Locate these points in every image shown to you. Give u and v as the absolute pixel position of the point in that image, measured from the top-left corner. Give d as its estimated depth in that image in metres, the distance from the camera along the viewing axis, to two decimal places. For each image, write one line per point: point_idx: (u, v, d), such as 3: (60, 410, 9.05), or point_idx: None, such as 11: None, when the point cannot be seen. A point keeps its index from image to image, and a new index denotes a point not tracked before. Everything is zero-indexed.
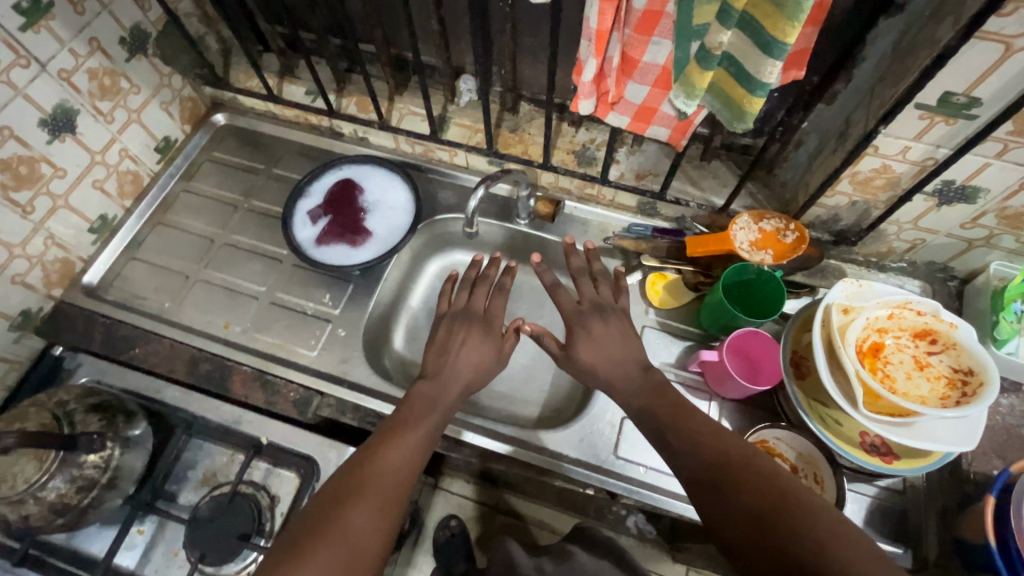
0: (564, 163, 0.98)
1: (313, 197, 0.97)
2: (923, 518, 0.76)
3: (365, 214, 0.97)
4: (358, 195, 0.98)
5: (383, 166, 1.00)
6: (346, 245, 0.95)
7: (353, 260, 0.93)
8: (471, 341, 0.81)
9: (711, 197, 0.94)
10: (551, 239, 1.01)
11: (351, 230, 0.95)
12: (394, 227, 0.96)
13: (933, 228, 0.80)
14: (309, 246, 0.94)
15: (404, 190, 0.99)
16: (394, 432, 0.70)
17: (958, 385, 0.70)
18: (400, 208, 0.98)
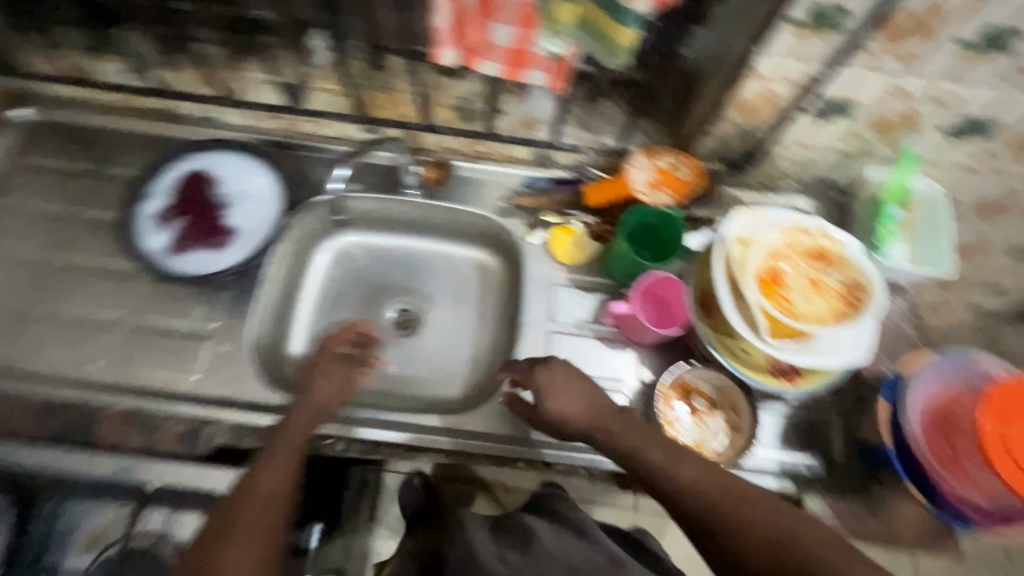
0: (448, 121, 0.90)
1: (157, 196, 0.86)
2: (831, 426, 0.79)
3: (223, 210, 0.87)
4: (211, 188, 0.88)
5: (235, 152, 0.90)
6: (206, 249, 0.85)
7: (216, 265, 0.83)
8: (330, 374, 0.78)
9: (604, 139, 0.89)
10: (449, 206, 0.92)
11: (209, 232, 0.85)
12: (260, 219, 0.87)
13: (816, 146, 0.81)
14: (161, 257, 0.83)
15: (267, 175, 0.89)
16: (271, 448, 0.66)
17: (850, 299, 0.73)
18: (263, 197, 0.88)
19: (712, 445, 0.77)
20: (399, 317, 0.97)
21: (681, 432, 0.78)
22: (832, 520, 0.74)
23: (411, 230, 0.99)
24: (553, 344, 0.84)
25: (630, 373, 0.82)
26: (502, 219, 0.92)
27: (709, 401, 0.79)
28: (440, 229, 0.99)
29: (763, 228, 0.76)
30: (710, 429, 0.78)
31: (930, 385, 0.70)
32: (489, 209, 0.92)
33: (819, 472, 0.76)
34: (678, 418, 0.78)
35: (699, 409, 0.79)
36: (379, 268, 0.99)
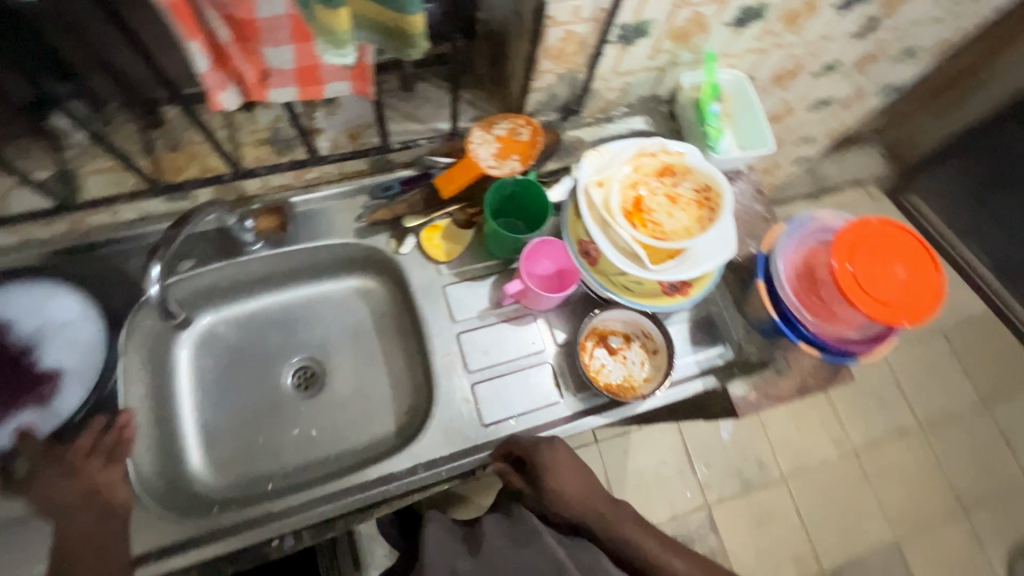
0: (261, 159, 0.79)
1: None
2: (728, 316, 0.86)
3: (33, 354, 0.72)
4: (6, 334, 0.72)
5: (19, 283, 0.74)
6: (30, 407, 0.70)
7: (50, 421, 0.69)
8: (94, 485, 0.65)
9: (435, 124, 0.85)
10: (302, 247, 0.84)
11: (23, 386, 0.70)
12: (84, 348, 0.73)
13: (630, 69, 0.83)
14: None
15: (73, 296, 0.75)
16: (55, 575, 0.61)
17: (705, 203, 0.78)
18: (77, 322, 0.74)
19: (638, 375, 0.82)
20: (299, 378, 0.90)
21: (610, 374, 0.81)
22: (754, 395, 0.81)
23: (273, 285, 0.90)
24: (465, 345, 0.82)
25: (546, 340, 0.83)
26: (365, 240, 0.85)
27: (624, 336, 0.84)
28: (302, 273, 0.90)
29: (612, 164, 0.78)
30: (633, 362, 0.82)
31: (790, 253, 0.77)
32: (348, 234, 0.85)
33: (730, 356, 0.84)
34: (604, 364, 0.82)
35: (617, 347, 0.83)
36: (255, 338, 0.90)
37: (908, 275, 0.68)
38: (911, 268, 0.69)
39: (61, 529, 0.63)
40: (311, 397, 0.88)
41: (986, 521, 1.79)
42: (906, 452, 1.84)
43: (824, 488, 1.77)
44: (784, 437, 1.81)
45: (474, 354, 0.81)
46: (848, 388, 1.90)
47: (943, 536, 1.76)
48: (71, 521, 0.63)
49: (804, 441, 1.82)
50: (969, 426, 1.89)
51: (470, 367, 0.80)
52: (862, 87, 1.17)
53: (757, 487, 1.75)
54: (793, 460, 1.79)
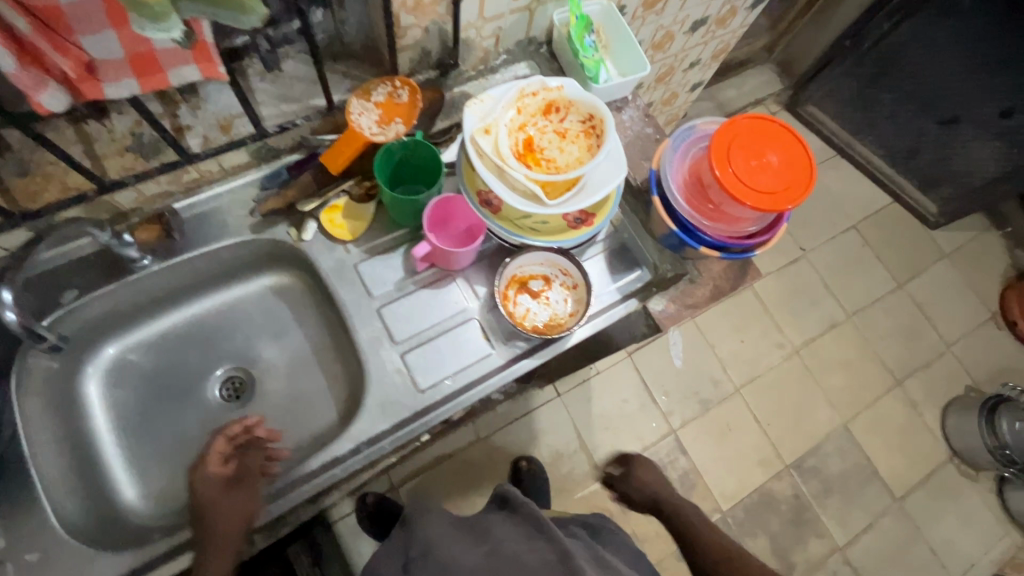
0: (127, 169, 0.74)
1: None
2: (639, 239, 0.89)
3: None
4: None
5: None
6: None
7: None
8: (215, 497, 0.69)
9: (311, 101, 0.81)
10: (196, 254, 0.80)
11: None
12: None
13: (497, 14, 0.83)
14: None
15: None
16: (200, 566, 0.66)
17: (592, 131, 0.79)
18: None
19: (563, 312, 0.84)
20: (227, 389, 0.86)
21: (536, 317, 0.83)
22: (672, 307, 0.85)
23: (177, 301, 0.85)
24: (388, 318, 0.81)
25: (469, 297, 0.83)
26: (264, 234, 0.82)
27: (544, 278, 0.85)
28: (206, 281, 0.86)
29: (496, 110, 0.78)
30: (557, 301, 0.84)
31: (678, 166, 0.80)
32: (242, 232, 0.82)
33: (648, 278, 0.87)
34: (529, 308, 0.84)
35: (539, 290, 0.84)
36: (172, 359, 0.86)
37: (781, 161, 0.72)
38: (782, 154, 0.73)
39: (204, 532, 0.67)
40: (245, 404, 0.86)
41: (918, 388, 1.97)
42: (841, 341, 1.98)
43: (775, 391, 1.89)
44: (733, 352, 1.91)
45: (398, 325, 0.81)
46: (782, 295, 2.01)
47: (885, 409, 1.92)
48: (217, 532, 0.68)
49: (751, 352, 1.93)
50: (892, 307, 2.05)
51: (396, 339, 0.80)
52: (733, 3, 1.21)
53: (716, 403, 1.85)
54: (744, 371, 1.90)
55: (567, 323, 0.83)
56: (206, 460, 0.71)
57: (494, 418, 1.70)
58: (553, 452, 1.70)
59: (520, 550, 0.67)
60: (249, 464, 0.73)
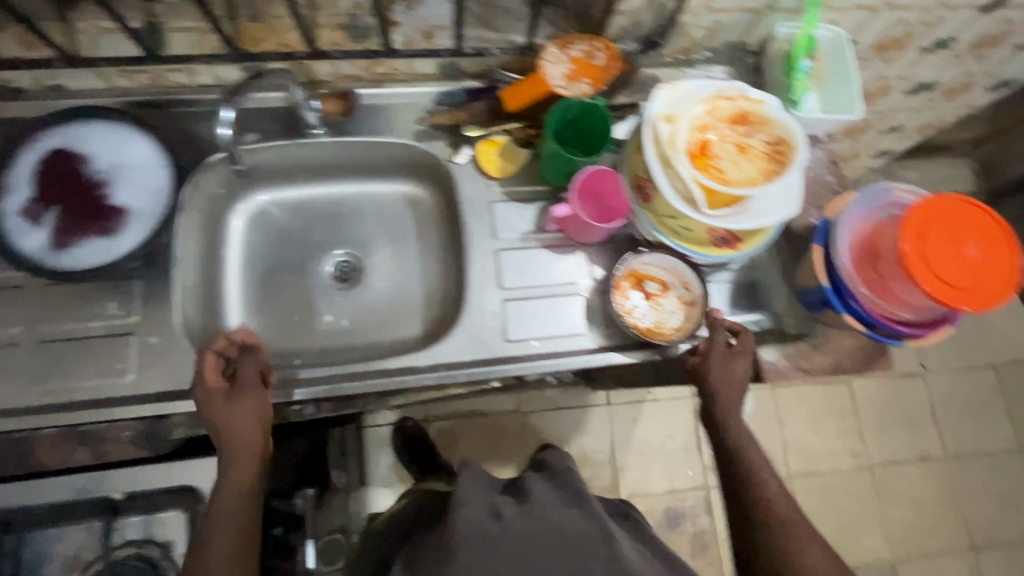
0: (336, 43, 0.79)
1: (15, 190, 0.74)
2: (771, 283, 0.84)
3: (104, 189, 0.77)
4: (78, 167, 0.76)
5: (94, 117, 0.77)
6: (99, 236, 0.75)
7: (116, 253, 0.75)
8: (219, 411, 0.67)
9: (511, 36, 0.81)
10: (360, 140, 0.85)
11: (92, 215, 0.76)
12: (153, 193, 0.78)
13: (724, 7, 0.79)
14: (47, 254, 0.73)
15: (143, 144, 0.79)
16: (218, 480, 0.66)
17: (775, 157, 0.74)
18: (145, 168, 0.78)
19: (668, 323, 0.81)
20: (337, 270, 0.93)
21: (640, 316, 0.81)
22: (783, 363, 0.79)
23: (327, 176, 0.92)
24: (502, 262, 0.82)
25: (583, 274, 0.83)
26: (422, 144, 0.86)
27: (661, 283, 0.82)
28: (356, 169, 0.92)
29: (686, 102, 0.75)
30: (666, 310, 0.81)
31: (855, 222, 0.73)
32: (406, 135, 0.86)
33: (766, 325, 0.83)
34: (636, 305, 0.81)
35: (653, 293, 0.82)
36: (304, 226, 0.93)
37: (981, 258, 0.64)
38: (984, 250, 0.64)
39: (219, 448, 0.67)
40: (348, 288, 0.92)
41: (993, 561, 1.73)
42: (924, 476, 1.78)
43: (828, 495, 1.74)
44: (801, 438, 1.77)
45: (510, 273, 0.82)
46: (879, 404, 1.83)
47: (945, 567, 1.71)
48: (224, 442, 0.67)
49: (820, 446, 1.78)
50: (998, 465, 1.80)
51: (503, 284, 0.81)
52: (973, 77, 1.07)
53: None
54: (804, 461, 1.76)
55: (669, 334, 0.80)
56: (200, 374, 0.68)
57: (538, 398, 1.71)
58: (580, 453, 1.68)
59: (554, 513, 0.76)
60: (247, 372, 0.70)
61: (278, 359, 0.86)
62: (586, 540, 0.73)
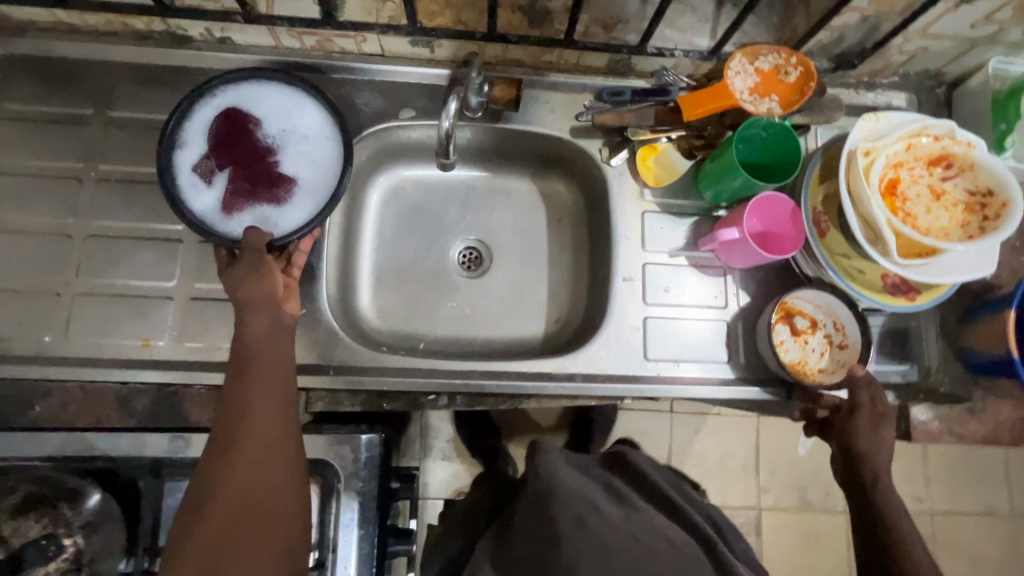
0: (512, 26, 0.75)
1: (191, 145, 0.68)
2: (926, 335, 0.79)
3: (275, 155, 0.71)
4: (252, 128, 0.70)
5: (274, 76, 0.71)
6: (270, 207, 0.70)
7: (286, 228, 0.69)
8: (241, 279, 0.63)
9: (695, 39, 0.77)
10: (515, 129, 0.82)
11: (263, 181, 0.70)
12: (321, 165, 0.71)
13: (940, 34, 0.72)
14: (219, 219, 0.68)
15: (316, 108, 0.72)
16: (243, 374, 0.58)
17: (977, 209, 0.68)
18: (318, 137, 0.72)
19: (815, 364, 0.76)
20: (464, 256, 0.90)
21: (786, 352, 0.76)
22: (936, 425, 0.75)
23: (466, 159, 0.89)
24: (649, 276, 0.79)
25: (730, 299, 0.79)
26: (578, 140, 0.82)
27: (812, 321, 0.77)
28: (499, 155, 0.88)
29: (884, 136, 0.70)
30: (813, 349, 0.76)
31: None
32: (563, 129, 0.82)
33: (914, 378, 0.78)
34: (784, 340, 0.76)
35: (802, 329, 0.77)
36: (436, 207, 0.91)
37: None
38: None
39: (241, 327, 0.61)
40: (475, 277, 0.90)
41: None
42: (989, 533, 1.69)
43: None
44: None
45: (656, 288, 0.79)
46: (954, 453, 1.74)
47: None
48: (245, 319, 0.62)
49: None
50: None
51: (647, 299, 0.78)
52: None
53: (817, 510, 1.66)
54: None
55: (813, 374, 0.76)
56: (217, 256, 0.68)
57: None
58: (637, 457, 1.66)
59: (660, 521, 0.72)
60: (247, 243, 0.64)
61: (405, 338, 0.85)
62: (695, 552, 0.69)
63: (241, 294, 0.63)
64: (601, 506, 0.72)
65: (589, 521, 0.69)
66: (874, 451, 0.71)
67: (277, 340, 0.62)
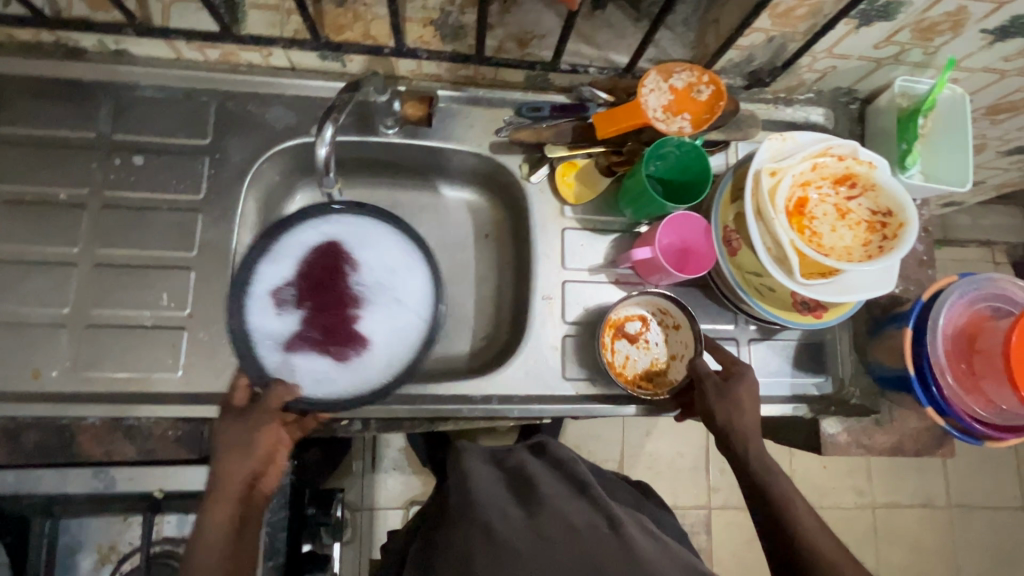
0: (423, 40, 0.73)
1: (281, 266, 0.70)
2: (839, 348, 0.81)
3: (359, 307, 0.72)
4: (348, 273, 0.72)
5: (395, 226, 0.74)
6: (331, 355, 0.69)
7: (330, 386, 0.68)
8: (231, 438, 0.63)
9: (611, 55, 0.76)
10: (434, 145, 0.81)
11: (339, 329, 0.70)
12: (399, 332, 0.71)
13: (846, 54, 0.73)
14: (272, 349, 0.68)
15: (417, 270, 0.74)
16: (197, 546, 0.59)
17: (878, 228, 0.70)
18: (404, 301, 0.73)
19: (664, 356, 0.78)
20: None
21: (637, 363, 0.78)
22: (845, 437, 0.77)
23: (388, 172, 0.86)
24: (567, 294, 0.79)
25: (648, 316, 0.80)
26: (498, 156, 0.81)
27: (640, 320, 0.79)
28: (422, 170, 0.86)
29: (791, 156, 0.71)
30: (654, 344, 0.79)
31: (954, 310, 0.68)
32: (482, 145, 0.81)
33: (828, 391, 0.80)
34: (627, 354, 0.78)
35: (637, 333, 0.79)
36: None
37: None
38: None
39: (206, 504, 0.61)
40: None
41: None
42: (928, 523, 1.61)
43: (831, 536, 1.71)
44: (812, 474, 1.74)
45: (574, 306, 0.79)
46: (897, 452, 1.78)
47: None
48: (215, 497, 0.61)
49: (831, 481, 1.60)
50: (1011, 523, 1.62)
51: (566, 318, 0.78)
52: None
53: None
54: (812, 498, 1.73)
55: (668, 367, 0.78)
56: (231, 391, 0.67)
57: None
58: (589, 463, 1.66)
59: (568, 509, 0.70)
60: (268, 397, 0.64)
61: None
62: (598, 533, 0.66)
63: (220, 482, 0.62)
64: (508, 509, 0.71)
65: (495, 530, 0.67)
66: (738, 417, 0.69)
67: (243, 513, 0.62)
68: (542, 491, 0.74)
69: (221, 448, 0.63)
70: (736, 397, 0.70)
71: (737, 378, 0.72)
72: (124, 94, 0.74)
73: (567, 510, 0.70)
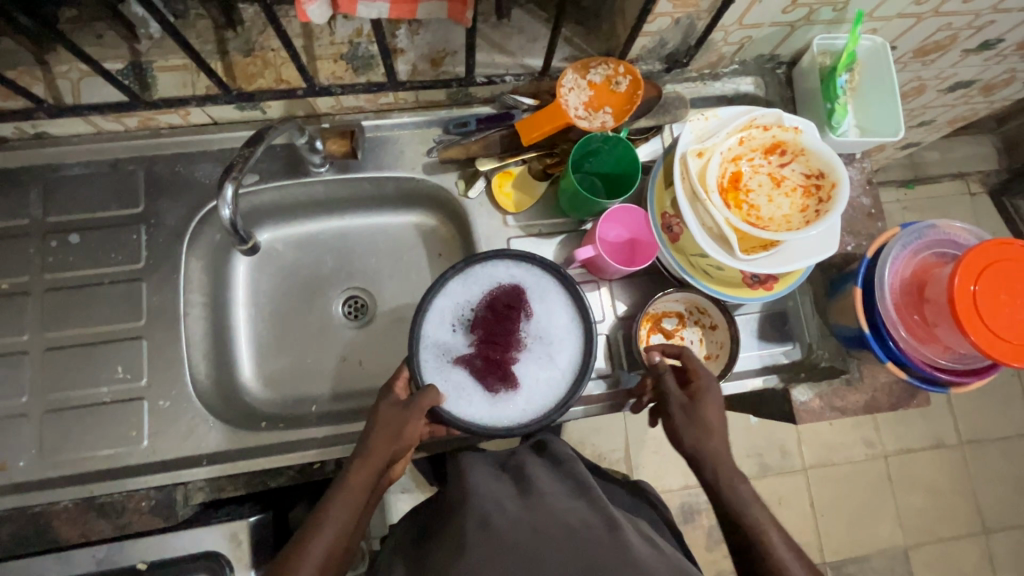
0: (335, 76, 0.73)
1: (472, 286, 0.68)
2: (801, 313, 0.81)
3: (519, 351, 0.67)
4: (521, 320, 0.67)
5: (572, 289, 0.69)
6: (478, 390, 0.64)
7: (464, 412, 0.63)
8: (389, 415, 0.63)
9: (526, 61, 0.76)
10: (369, 176, 0.80)
11: (496, 367, 0.65)
12: (553, 388, 0.65)
13: (757, 23, 0.72)
14: (436, 362, 0.65)
15: (579, 332, 0.67)
16: (318, 516, 0.58)
17: (814, 192, 0.69)
18: (561, 361, 0.66)
19: (700, 354, 0.78)
20: (349, 307, 0.86)
21: None
22: (817, 403, 0.76)
23: (333, 209, 0.86)
24: None
25: (606, 311, 0.79)
26: (433, 177, 0.81)
27: (678, 317, 0.79)
28: (363, 201, 0.85)
29: (716, 134, 0.70)
30: (690, 341, 0.79)
31: (901, 263, 0.69)
32: (415, 168, 0.81)
33: (798, 357, 0.80)
34: None
35: (672, 329, 0.79)
36: (306, 260, 0.86)
37: None
38: None
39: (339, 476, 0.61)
40: (362, 327, 0.85)
41: (1010, 545, 1.44)
42: (942, 466, 1.46)
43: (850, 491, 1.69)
44: None
45: None
46: None
47: None
48: (353, 471, 0.61)
49: (834, 435, 1.45)
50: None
51: None
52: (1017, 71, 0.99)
53: None
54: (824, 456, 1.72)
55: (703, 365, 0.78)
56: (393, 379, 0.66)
57: None
58: None
59: (565, 507, 0.64)
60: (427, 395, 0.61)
61: (295, 399, 0.81)
62: (593, 531, 0.60)
63: (370, 448, 0.62)
64: (504, 504, 0.64)
65: (491, 520, 0.60)
66: (706, 439, 0.64)
67: (369, 496, 0.62)
68: (539, 488, 0.67)
69: (376, 417, 0.64)
70: (703, 417, 0.65)
71: (701, 395, 0.66)
72: (51, 175, 0.75)
73: (558, 507, 0.64)
